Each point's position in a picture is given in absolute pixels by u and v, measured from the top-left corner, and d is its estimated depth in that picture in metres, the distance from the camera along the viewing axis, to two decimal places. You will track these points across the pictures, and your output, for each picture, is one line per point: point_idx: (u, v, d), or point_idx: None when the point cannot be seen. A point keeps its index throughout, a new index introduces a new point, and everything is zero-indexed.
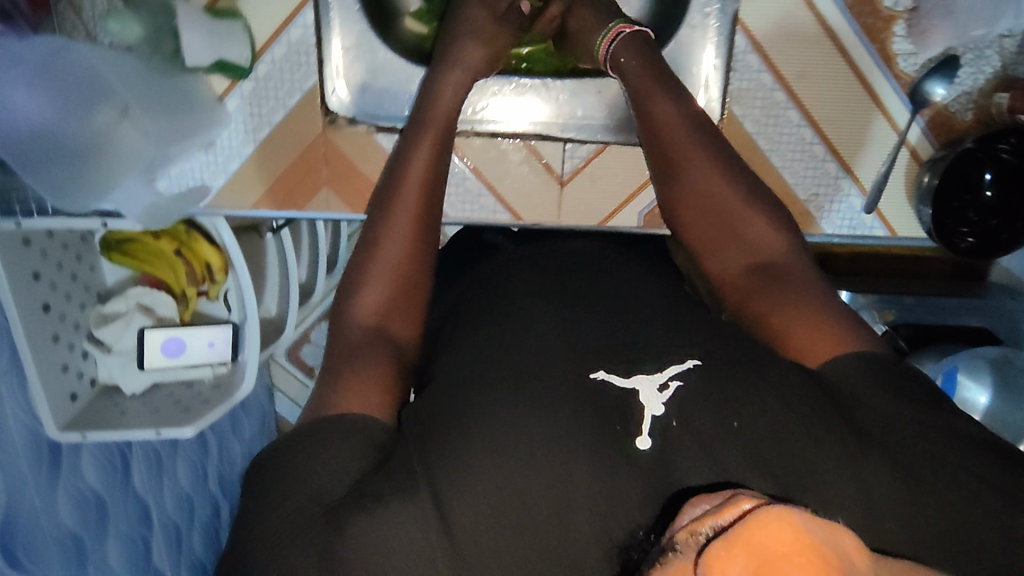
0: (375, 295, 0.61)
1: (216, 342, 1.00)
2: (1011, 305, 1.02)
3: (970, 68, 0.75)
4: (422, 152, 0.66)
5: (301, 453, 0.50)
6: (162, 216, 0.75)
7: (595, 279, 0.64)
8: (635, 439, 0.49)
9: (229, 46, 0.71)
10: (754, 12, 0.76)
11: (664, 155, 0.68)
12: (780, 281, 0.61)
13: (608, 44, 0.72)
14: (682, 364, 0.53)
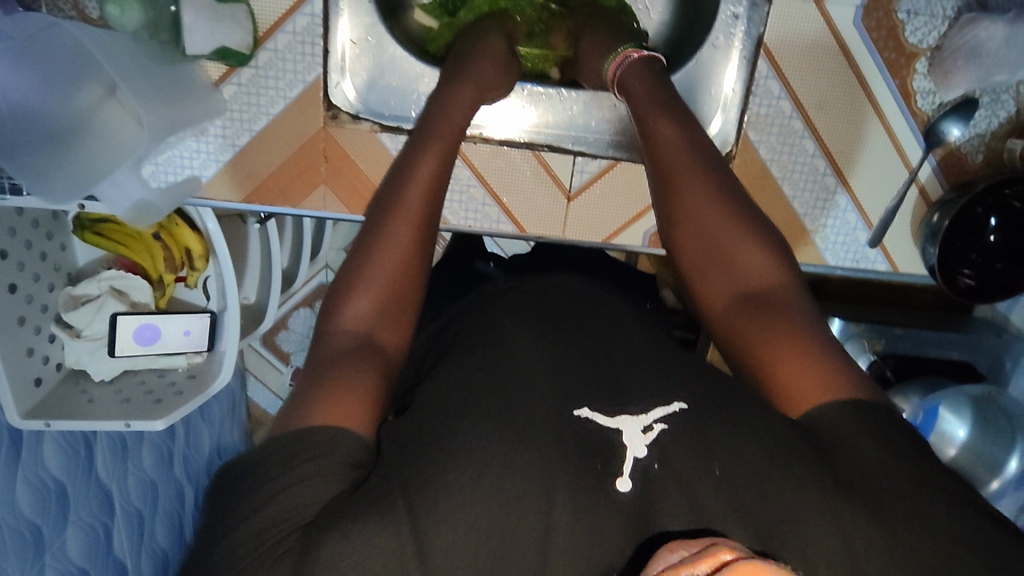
0: (360, 308, 0.55)
1: (192, 331, 0.96)
2: (996, 344, 1.02)
3: (985, 111, 0.75)
4: (429, 157, 0.61)
5: (274, 464, 0.46)
6: (152, 209, 0.70)
7: (604, 311, 0.62)
8: (615, 480, 0.48)
9: (232, 33, 0.66)
10: (780, 37, 0.74)
11: (660, 177, 0.64)
12: (769, 313, 0.56)
13: (614, 69, 0.69)
14: (668, 407, 0.50)
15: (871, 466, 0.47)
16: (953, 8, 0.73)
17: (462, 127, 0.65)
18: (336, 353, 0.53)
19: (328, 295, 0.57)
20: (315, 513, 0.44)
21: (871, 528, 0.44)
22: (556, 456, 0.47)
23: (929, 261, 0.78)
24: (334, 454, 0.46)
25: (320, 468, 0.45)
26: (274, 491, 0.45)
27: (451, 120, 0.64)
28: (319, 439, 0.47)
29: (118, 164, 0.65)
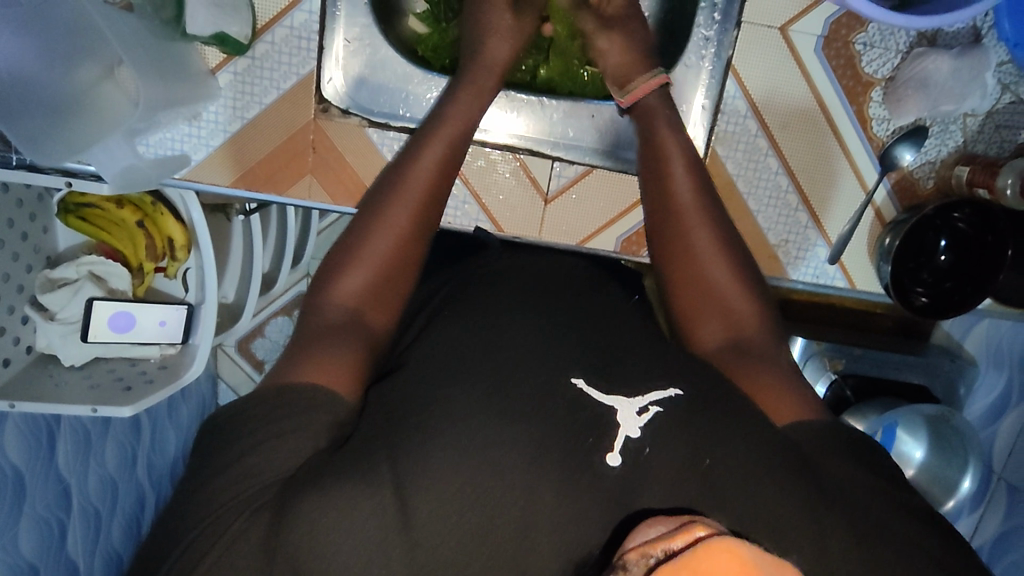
0: (356, 280, 0.58)
1: (168, 322, 0.96)
2: (950, 367, 1.05)
3: (935, 140, 0.81)
4: (437, 149, 0.65)
5: (258, 416, 0.49)
6: (137, 180, 0.72)
7: (581, 300, 0.64)
8: (606, 454, 0.48)
9: (231, 21, 0.69)
10: (746, 61, 0.79)
11: (665, 198, 0.67)
12: (754, 354, 0.59)
13: (633, 97, 0.73)
14: (665, 391, 0.52)
15: (816, 456, 0.52)
16: (906, 42, 0.79)
17: (467, 122, 0.68)
18: (325, 326, 0.55)
19: (320, 271, 0.60)
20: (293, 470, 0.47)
21: (827, 512, 0.47)
22: (540, 435, 0.48)
23: (886, 278, 0.82)
24: (317, 418, 0.49)
25: (303, 424, 0.48)
26: (259, 444, 0.48)
27: (459, 120, 0.68)
28: (297, 395, 0.50)
29: (111, 131, 0.66)
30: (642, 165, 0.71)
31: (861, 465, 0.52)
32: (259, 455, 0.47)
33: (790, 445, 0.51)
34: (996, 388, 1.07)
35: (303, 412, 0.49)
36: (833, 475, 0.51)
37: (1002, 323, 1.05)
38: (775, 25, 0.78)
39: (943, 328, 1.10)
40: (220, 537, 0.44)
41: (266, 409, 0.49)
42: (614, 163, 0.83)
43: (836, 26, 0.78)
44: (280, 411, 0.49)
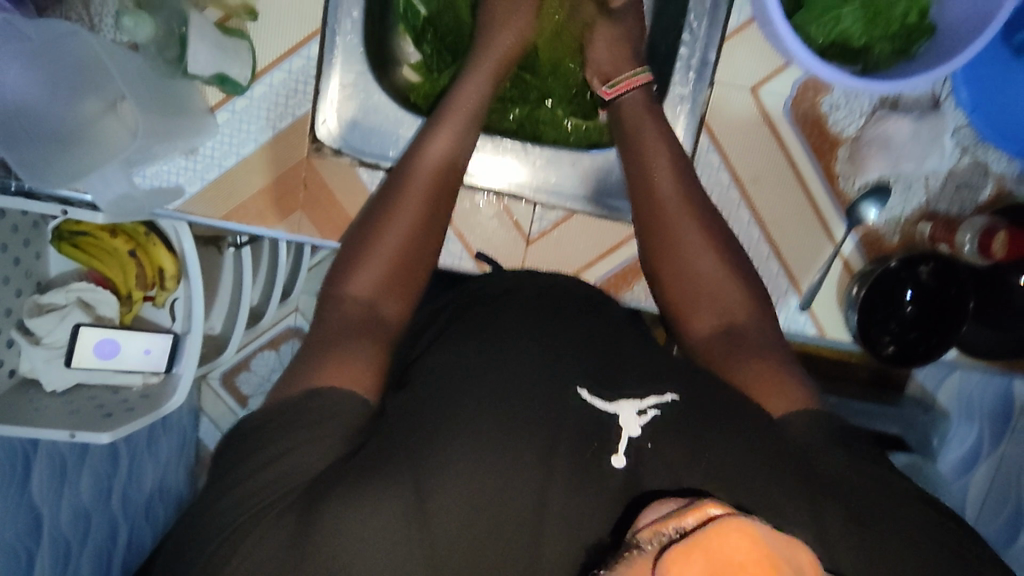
0: (366, 277, 0.65)
1: (152, 351, 0.97)
2: (921, 417, 1.09)
3: (899, 197, 0.85)
4: (429, 162, 0.71)
5: (287, 420, 0.55)
6: (131, 209, 0.74)
7: (568, 315, 0.65)
8: (611, 457, 0.53)
9: (232, 64, 0.74)
10: (719, 118, 0.84)
11: (651, 200, 0.74)
12: (743, 344, 0.67)
13: (615, 92, 0.79)
14: (660, 395, 0.56)
15: (819, 446, 0.58)
16: (869, 105, 0.84)
17: (452, 144, 0.73)
18: (347, 320, 0.63)
19: (335, 272, 0.67)
20: (323, 470, 0.52)
21: (817, 514, 0.52)
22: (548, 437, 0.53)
23: (855, 328, 0.85)
24: (350, 410, 0.56)
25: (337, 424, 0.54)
26: (298, 442, 0.53)
27: (447, 141, 0.72)
28: (337, 396, 0.56)
29: (107, 157, 0.70)
30: (631, 185, 0.77)
31: (837, 501, 0.54)
32: (296, 455, 0.52)
33: (788, 447, 0.56)
34: (965, 441, 1.08)
35: (324, 419, 0.54)
36: (828, 467, 0.56)
37: (971, 376, 1.03)
38: (746, 85, 0.83)
39: (918, 379, 1.09)
40: (233, 553, 0.49)
41: (300, 410, 0.55)
42: (595, 209, 0.86)
43: (803, 89, 0.83)
44: (302, 417, 0.55)
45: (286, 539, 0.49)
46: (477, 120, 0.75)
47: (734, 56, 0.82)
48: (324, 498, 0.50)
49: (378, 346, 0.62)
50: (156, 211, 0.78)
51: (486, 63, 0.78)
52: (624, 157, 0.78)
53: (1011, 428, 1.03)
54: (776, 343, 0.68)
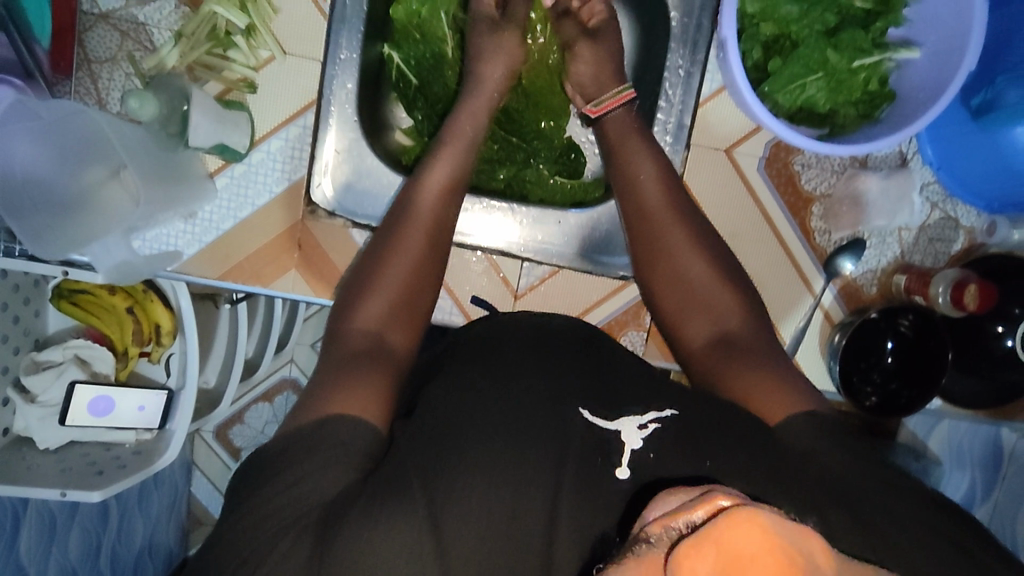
0: (375, 306, 0.67)
1: (146, 407, 0.98)
2: (913, 465, 1.02)
3: (874, 250, 0.88)
4: (431, 194, 0.73)
5: (294, 451, 0.55)
6: (130, 274, 0.79)
7: (558, 353, 0.67)
8: (615, 469, 0.54)
9: (231, 133, 0.77)
10: (697, 177, 0.87)
11: (640, 213, 0.76)
12: (738, 347, 0.69)
13: (602, 109, 0.82)
14: (660, 411, 0.59)
15: (824, 452, 0.59)
16: (840, 164, 0.87)
17: (451, 172, 0.75)
18: (355, 350, 0.64)
19: (341, 303, 0.69)
20: (335, 497, 0.53)
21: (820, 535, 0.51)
22: (555, 465, 0.54)
23: (838, 377, 0.87)
24: (360, 438, 0.56)
25: (341, 462, 0.54)
26: (304, 476, 0.53)
27: (447, 169, 0.74)
28: (344, 425, 0.57)
29: (105, 220, 0.75)
30: (621, 201, 0.79)
31: (843, 517, 0.53)
32: (306, 486, 0.53)
33: (786, 463, 0.56)
34: (959, 492, 1.04)
35: (342, 449, 0.55)
36: (827, 465, 0.58)
37: (960, 422, 1.02)
38: (720, 147, 0.87)
39: (909, 428, 1.02)
40: None
41: (305, 440, 0.56)
42: (583, 264, 0.89)
43: (775, 149, 0.87)
44: (315, 442, 0.55)
45: (302, 561, 0.50)
46: (473, 148, 0.77)
47: (708, 120, 0.86)
48: (340, 517, 0.51)
49: (382, 374, 0.62)
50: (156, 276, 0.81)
51: (481, 99, 0.80)
52: (613, 176, 0.79)
53: (1000, 475, 1.04)
54: (772, 351, 0.69)
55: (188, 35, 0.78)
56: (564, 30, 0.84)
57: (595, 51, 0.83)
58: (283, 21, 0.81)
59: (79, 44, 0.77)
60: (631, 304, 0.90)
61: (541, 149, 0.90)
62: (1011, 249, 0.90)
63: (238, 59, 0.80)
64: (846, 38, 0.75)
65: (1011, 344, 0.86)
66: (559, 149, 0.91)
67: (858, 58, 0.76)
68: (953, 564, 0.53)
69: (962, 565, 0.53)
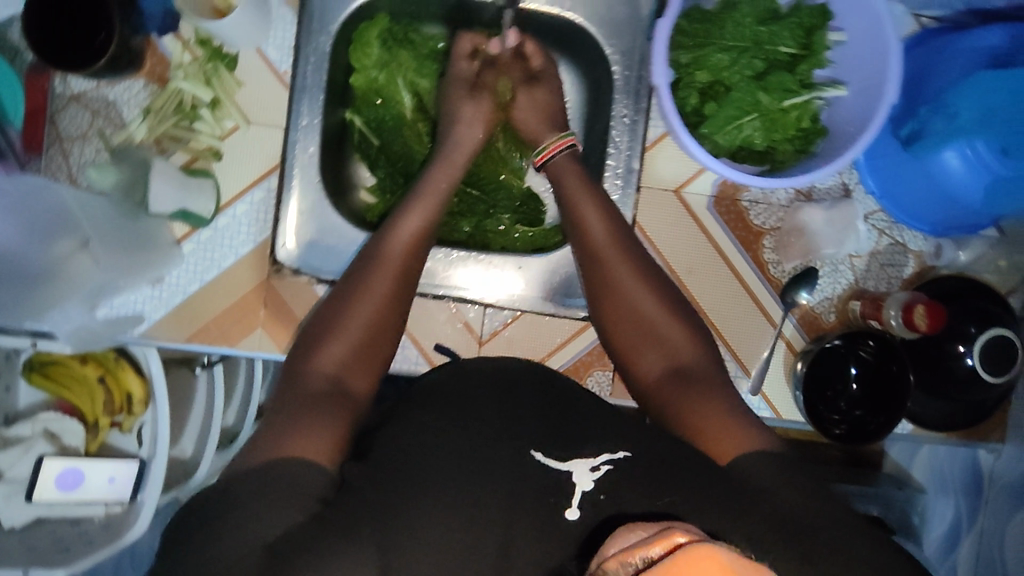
0: (335, 351, 0.70)
1: (117, 479, 0.93)
2: (899, 496, 1.00)
3: (828, 278, 0.91)
4: (397, 241, 0.75)
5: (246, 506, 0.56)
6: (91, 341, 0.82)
7: (528, 396, 0.72)
8: (566, 509, 0.58)
9: (195, 199, 0.81)
10: (649, 217, 0.91)
11: (590, 251, 0.79)
12: (692, 380, 0.73)
13: (542, 157, 0.85)
14: (614, 452, 0.62)
15: (771, 488, 0.61)
16: (786, 198, 0.91)
17: (420, 224, 0.76)
18: (314, 392, 0.67)
19: (301, 348, 0.71)
20: (284, 541, 0.54)
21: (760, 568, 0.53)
22: (506, 497, 0.59)
23: (801, 404, 0.88)
24: (311, 483, 0.59)
25: (294, 497, 0.58)
26: (272, 505, 0.56)
27: (415, 220, 0.76)
28: (300, 468, 0.60)
29: (67, 288, 0.77)
30: (575, 243, 0.82)
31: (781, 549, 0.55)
32: (252, 529, 0.54)
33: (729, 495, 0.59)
34: (946, 521, 1.02)
35: (287, 492, 0.58)
36: (775, 495, 0.60)
37: (938, 447, 1.02)
38: (669, 187, 0.91)
39: (892, 456, 1.03)
40: None
41: (269, 473, 0.59)
42: (550, 305, 0.90)
43: (722, 187, 0.91)
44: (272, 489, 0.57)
45: None
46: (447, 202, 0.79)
47: (655, 164, 0.91)
48: (294, 550, 0.53)
49: (342, 423, 0.66)
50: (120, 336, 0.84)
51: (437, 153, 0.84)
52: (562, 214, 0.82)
53: (984, 500, 1.01)
54: (724, 378, 0.74)
55: (155, 110, 0.82)
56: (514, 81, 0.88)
57: (548, 109, 0.87)
58: (247, 92, 0.86)
59: (51, 123, 0.81)
60: (595, 344, 0.92)
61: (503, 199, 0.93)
62: (961, 268, 0.94)
63: (203, 129, 0.83)
64: (774, 81, 0.80)
65: (971, 363, 0.86)
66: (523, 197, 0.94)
67: (788, 98, 0.80)
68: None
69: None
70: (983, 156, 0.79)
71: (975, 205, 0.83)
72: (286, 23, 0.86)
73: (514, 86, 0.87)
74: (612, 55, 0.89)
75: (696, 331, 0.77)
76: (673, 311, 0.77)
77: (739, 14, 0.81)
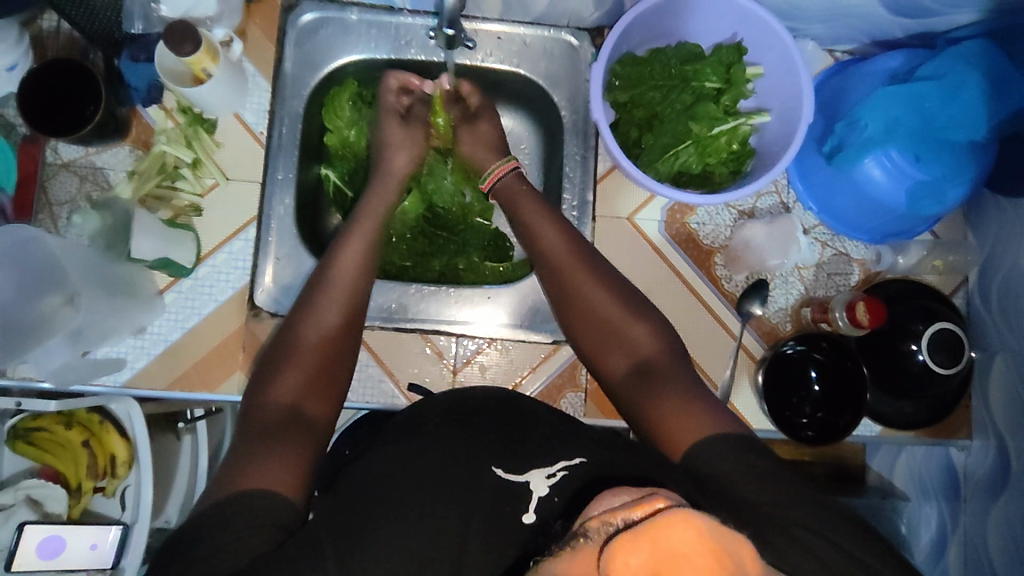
0: (291, 381, 0.74)
1: (100, 545, 0.81)
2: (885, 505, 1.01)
3: (781, 289, 0.97)
4: (345, 271, 0.81)
5: (225, 529, 0.59)
6: (75, 375, 0.87)
7: (487, 415, 0.76)
8: (523, 514, 0.64)
9: (176, 248, 0.86)
10: (607, 242, 0.97)
11: (546, 259, 0.85)
12: (652, 375, 0.77)
13: (489, 183, 0.92)
14: (570, 459, 0.68)
15: (730, 477, 0.65)
16: (730, 219, 0.99)
17: (362, 257, 0.82)
18: (271, 421, 0.71)
19: (257, 380, 0.75)
20: (250, 564, 0.57)
21: None
22: None
23: (768, 413, 0.91)
24: (277, 512, 0.62)
25: (255, 527, 0.60)
26: (240, 534, 0.59)
27: (360, 248, 0.83)
28: (258, 498, 0.62)
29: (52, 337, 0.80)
30: (526, 244, 0.88)
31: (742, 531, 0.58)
32: (228, 554, 0.58)
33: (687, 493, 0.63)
34: (932, 525, 1.02)
35: (256, 520, 0.61)
36: (734, 491, 0.64)
37: (916, 450, 1.04)
38: (622, 215, 0.98)
39: (874, 467, 1.06)
40: None
41: (231, 505, 0.61)
42: (522, 331, 0.95)
43: (671, 213, 0.98)
44: (250, 513, 0.61)
45: None
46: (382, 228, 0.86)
47: (608, 195, 0.98)
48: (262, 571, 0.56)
49: (300, 448, 0.69)
50: (94, 381, 0.88)
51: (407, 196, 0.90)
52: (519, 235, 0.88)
53: (962, 499, 0.98)
54: (681, 365, 0.78)
55: (140, 173, 0.89)
56: (456, 119, 0.96)
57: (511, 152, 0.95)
58: (225, 152, 0.93)
59: (42, 189, 0.88)
60: (565, 366, 0.96)
61: (468, 237, 0.98)
62: (904, 272, 1.00)
63: (185, 188, 0.90)
64: (702, 111, 0.87)
65: (923, 359, 0.90)
66: (492, 234, 1.00)
67: (716, 125, 0.88)
68: (843, 570, 0.58)
69: (853, 571, 0.58)
70: (901, 165, 0.85)
71: (900, 209, 0.89)
72: (261, 91, 0.95)
73: (455, 124, 0.96)
74: (559, 102, 0.98)
75: (658, 333, 0.80)
76: (633, 314, 0.81)
77: (665, 57, 0.90)
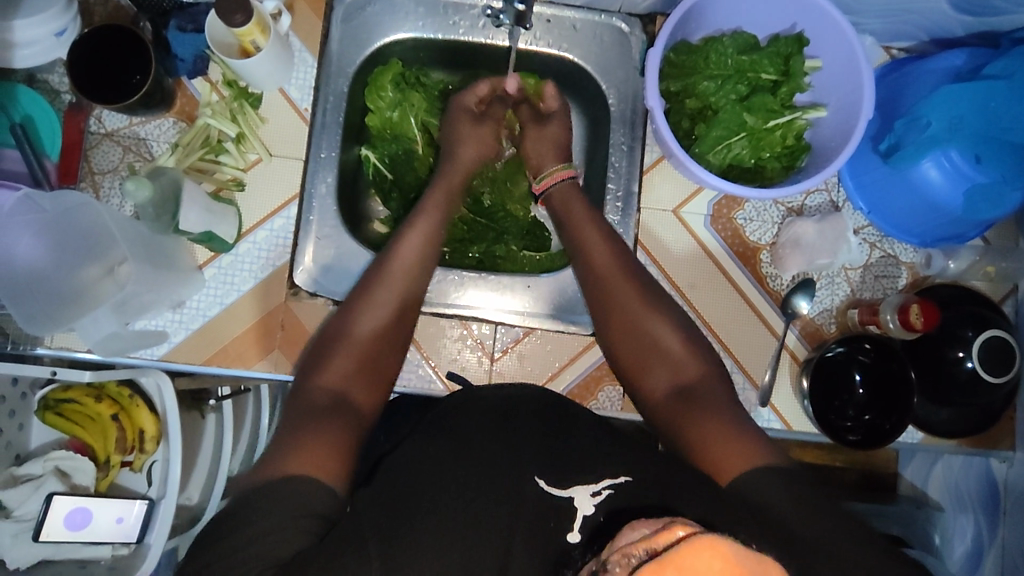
0: (339, 369, 0.73)
1: (126, 519, 0.80)
2: (919, 515, 0.98)
3: (826, 290, 0.95)
4: (402, 270, 0.79)
5: (258, 515, 0.59)
6: (117, 345, 0.84)
7: (533, 414, 0.74)
8: (566, 534, 0.56)
9: (219, 222, 0.85)
10: (652, 235, 0.95)
11: (589, 267, 0.84)
12: (702, 402, 0.74)
13: (543, 186, 0.91)
14: (615, 479, 0.61)
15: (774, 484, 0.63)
16: (779, 215, 0.97)
17: (419, 250, 0.81)
18: (318, 405, 0.70)
19: (304, 369, 0.75)
20: (290, 556, 0.56)
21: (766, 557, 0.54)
22: (509, 501, 0.60)
23: (812, 416, 0.89)
24: (315, 503, 0.61)
25: (290, 515, 0.59)
26: (277, 522, 0.58)
27: (419, 238, 0.82)
28: (301, 483, 0.61)
29: (96, 307, 0.79)
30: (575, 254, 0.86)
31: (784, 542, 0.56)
32: (264, 540, 0.57)
33: (730, 502, 0.61)
34: (968, 535, 0.99)
35: (299, 505, 0.60)
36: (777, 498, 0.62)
37: (954, 459, 1.00)
38: (668, 208, 0.96)
39: (907, 476, 1.01)
40: None
41: (271, 489, 0.61)
42: (561, 323, 0.94)
43: (717, 207, 0.96)
44: (284, 499, 0.60)
45: None
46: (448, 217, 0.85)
47: (654, 186, 0.96)
48: (299, 564, 0.54)
49: (343, 432, 0.68)
50: (131, 354, 0.87)
51: (449, 180, 0.89)
52: (566, 231, 0.87)
53: (1001, 513, 0.97)
54: (723, 383, 0.77)
55: (184, 144, 0.88)
56: (526, 118, 0.95)
57: (557, 143, 0.93)
58: (270, 128, 0.92)
59: (85, 158, 0.87)
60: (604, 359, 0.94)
61: (510, 224, 0.97)
62: (953, 277, 0.97)
63: (228, 162, 0.89)
64: (758, 102, 0.86)
65: (972, 365, 0.88)
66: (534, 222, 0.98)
67: (772, 118, 0.87)
68: None
69: None
70: (959, 165, 0.83)
71: (955, 211, 0.87)
72: (307, 66, 0.94)
73: (524, 124, 0.94)
74: (608, 92, 0.96)
75: (694, 346, 0.79)
76: (678, 328, 0.80)
77: (721, 46, 0.87)
